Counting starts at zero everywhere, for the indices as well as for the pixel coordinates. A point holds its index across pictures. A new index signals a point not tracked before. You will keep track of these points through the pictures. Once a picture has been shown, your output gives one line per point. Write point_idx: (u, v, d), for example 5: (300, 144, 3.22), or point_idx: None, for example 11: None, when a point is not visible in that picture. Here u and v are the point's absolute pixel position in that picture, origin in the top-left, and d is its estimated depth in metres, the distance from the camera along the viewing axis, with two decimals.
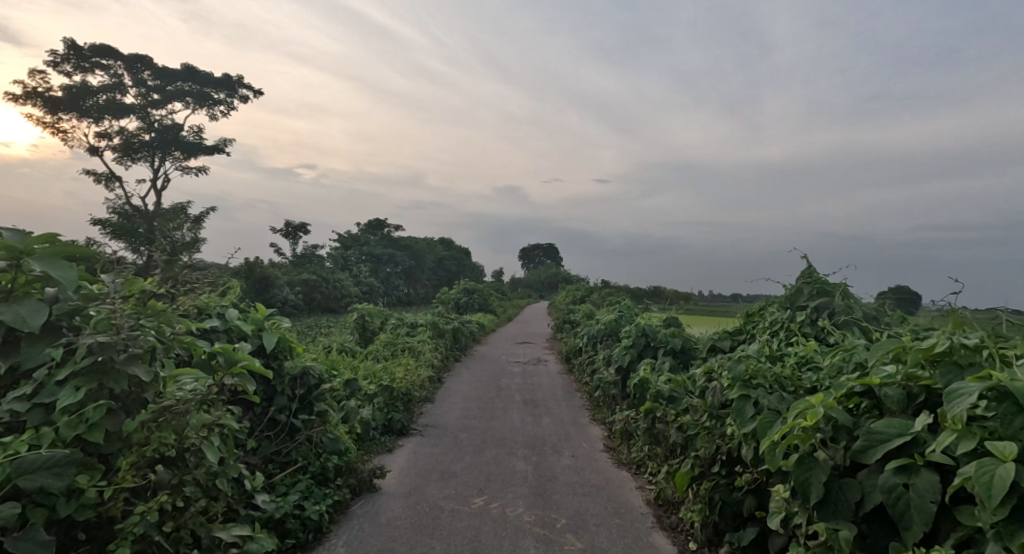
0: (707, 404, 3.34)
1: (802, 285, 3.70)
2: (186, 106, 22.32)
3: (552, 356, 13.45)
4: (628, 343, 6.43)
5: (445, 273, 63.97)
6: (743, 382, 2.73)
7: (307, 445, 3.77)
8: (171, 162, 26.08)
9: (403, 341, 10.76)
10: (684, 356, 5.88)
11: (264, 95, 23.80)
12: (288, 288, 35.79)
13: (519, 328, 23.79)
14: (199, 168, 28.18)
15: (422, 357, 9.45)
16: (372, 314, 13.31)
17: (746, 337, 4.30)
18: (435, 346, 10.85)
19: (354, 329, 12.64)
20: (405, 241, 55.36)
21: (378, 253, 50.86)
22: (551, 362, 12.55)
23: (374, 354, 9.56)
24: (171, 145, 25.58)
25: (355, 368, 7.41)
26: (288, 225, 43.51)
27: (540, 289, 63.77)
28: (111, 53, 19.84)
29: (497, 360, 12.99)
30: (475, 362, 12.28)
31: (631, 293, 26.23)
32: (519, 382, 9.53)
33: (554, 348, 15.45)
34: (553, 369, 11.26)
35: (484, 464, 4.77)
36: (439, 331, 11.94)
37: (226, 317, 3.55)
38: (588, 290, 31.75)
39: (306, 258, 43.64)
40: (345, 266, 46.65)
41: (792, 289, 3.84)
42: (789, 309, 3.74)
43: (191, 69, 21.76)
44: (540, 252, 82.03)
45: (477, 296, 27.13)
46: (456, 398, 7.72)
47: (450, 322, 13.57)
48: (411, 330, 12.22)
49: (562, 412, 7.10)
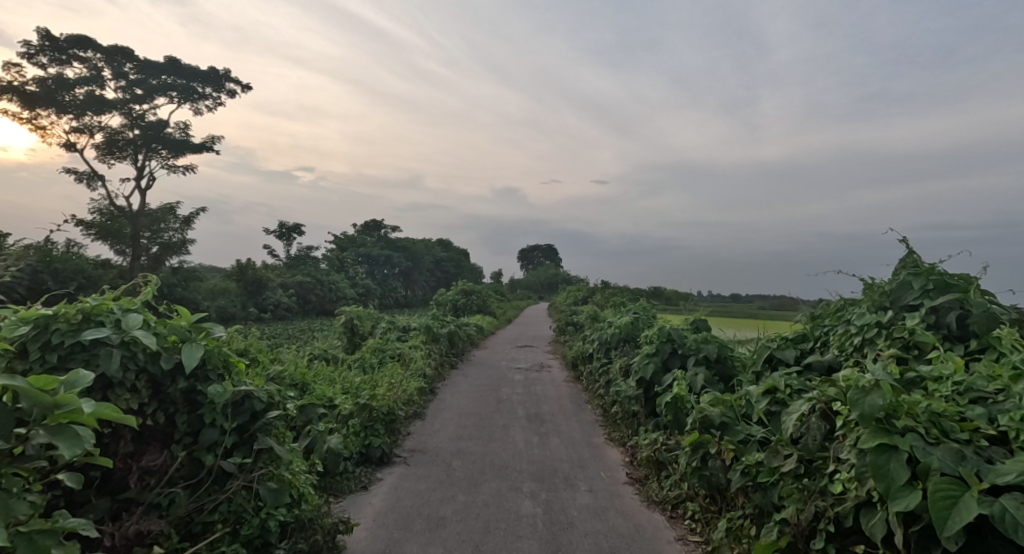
0: (780, 438, 2.53)
1: (911, 279, 3.03)
2: (170, 101, 21.37)
3: (556, 361, 12.50)
4: (651, 350, 5.49)
5: (443, 275, 63.06)
6: (879, 423, 2.01)
7: (244, 495, 2.85)
8: (157, 161, 25.13)
9: (395, 346, 9.86)
10: (720, 367, 4.97)
11: (251, 89, 22.89)
12: (282, 290, 34.84)
13: (520, 330, 22.87)
14: (188, 167, 27.24)
15: (413, 366, 8.52)
16: (363, 317, 12.41)
17: (817, 345, 3.44)
18: (429, 351, 9.96)
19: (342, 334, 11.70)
20: (402, 242, 54.39)
21: (375, 254, 49.85)
22: (555, 368, 11.61)
23: (362, 362, 8.68)
24: (157, 142, 24.64)
25: (332, 381, 6.44)
26: (282, 226, 42.51)
27: (539, 290, 62.84)
28: (89, 44, 18.88)
29: (497, 366, 12.01)
30: (473, 368, 11.27)
31: (635, 293, 25.35)
32: (521, 391, 8.57)
33: (557, 353, 14.53)
34: (558, 377, 10.31)
35: (481, 506, 3.82)
36: (433, 336, 10.99)
37: (123, 324, 2.61)
38: (590, 290, 30.85)
39: (300, 260, 42.66)
40: (340, 268, 45.68)
41: (891, 284, 3.16)
42: (889, 310, 3.06)
43: (175, 61, 20.83)
44: (539, 252, 81.10)
45: (475, 297, 26.19)
46: (449, 414, 6.74)
47: (446, 325, 12.64)
48: (403, 334, 11.32)
49: (573, 430, 6.15)
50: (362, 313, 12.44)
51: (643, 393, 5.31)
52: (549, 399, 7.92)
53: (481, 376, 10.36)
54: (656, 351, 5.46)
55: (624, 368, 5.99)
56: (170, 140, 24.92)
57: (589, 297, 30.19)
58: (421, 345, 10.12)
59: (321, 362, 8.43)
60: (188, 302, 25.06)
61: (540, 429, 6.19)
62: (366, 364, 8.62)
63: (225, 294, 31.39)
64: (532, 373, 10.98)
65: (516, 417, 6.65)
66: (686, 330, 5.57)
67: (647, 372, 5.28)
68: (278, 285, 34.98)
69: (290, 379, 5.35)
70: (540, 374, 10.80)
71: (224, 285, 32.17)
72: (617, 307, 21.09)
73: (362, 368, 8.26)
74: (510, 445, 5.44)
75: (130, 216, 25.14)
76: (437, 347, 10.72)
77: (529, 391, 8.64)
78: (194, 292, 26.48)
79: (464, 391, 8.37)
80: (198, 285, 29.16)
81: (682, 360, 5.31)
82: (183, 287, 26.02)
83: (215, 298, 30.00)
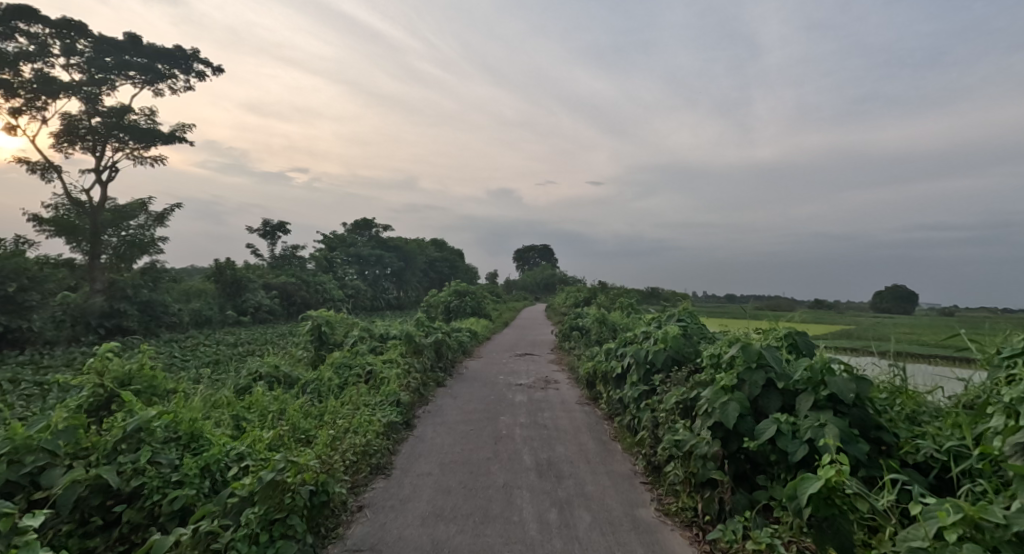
0: None
1: None
2: (130, 82, 19.23)
3: (563, 376, 10.57)
4: (729, 384, 3.56)
5: (436, 276, 61.21)
6: None
7: None
8: (122, 151, 23.19)
9: (365, 361, 7.93)
10: (858, 416, 3.04)
11: (222, 71, 21.03)
12: (264, 292, 32.81)
13: (518, 334, 21.01)
14: (158, 158, 25.31)
15: (382, 392, 6.56)
16: (331, 323, 10.45)
17: None
18: (408, 367, 8.05)
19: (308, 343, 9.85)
20: (394, 242, 52.28)
21: (364, 253, 47.76)
22: (565, 385, 9.66)
23: (321, 384, 6.75)
24: (121, 130, 22.56)
25: (255, 428, 4.49)
26: (265, 223, 40.42)
27: (535, 291, 61.14)
28: (35, 16, 16.82)
29: (494, 381, 10.02)
30: (464, 386, 9.28)
31: (639, 294, 23.61)
32: (527, 422, 6.64)
33: (562, 363, 12.67)
34: (568, 397, 8.41)
35: None
36: (416, 347, 9.09)
37: None
38: (590, 290, 29.09)
39: (285, 260, 40.57)
40: (328, 268, 43.57)
41: None
42: None
43: (135, 38, 18.90)
44: (534, 253, 79.23)
45: (469, 299, 24.23)
46: (428, 465, 4.79)
47: (432, 330, 10.76)
48: (378, 344, 9.38)
49: (606, 496, 4.23)
50: (330, 317, 10.49)
51: (725, 451, 3.43)
52: (565, 436, 5.98)
53: (474, 397, 8.40)
54: (739, 384, 3.57)
55: (682, 405, 4.10)
56: (136, 128, 22.89)
57: (590, 299, 28.31)
58: (399, 359, 8.21)
59: (263, 388, 6.48)
60: (156, 304, 23.05)
61: (558, 492, 4.27)
62: (326, 387, 6.69)
63: (201, 296, 29.34)
64: (536, 391, 9.03)
65: (522, 471, 4.72)
66: (781, 352, 3.69)
67: (732, 420, 3.39)
68: (259, 286, 32.93)
69: (165, 431, 3.37)
70: (545, 393, 8.84)
71: (200, 286, 30.13)
72: (624, 310, 19.19)
73: (318, 396, 6.33)
74: (517, 531, 3.50)
75: (93, 212, 23.15)
76: (419, 361, 8.78)
77: (535, 422, 6.69)
78: (165, 295, 24.48)
79: (452, 424, 6.41)
80: (171, 286, 27.12)
81: (782, 398, 3.43)
82: (152, 288, 24.02)
83: (189, 301, 27.94)
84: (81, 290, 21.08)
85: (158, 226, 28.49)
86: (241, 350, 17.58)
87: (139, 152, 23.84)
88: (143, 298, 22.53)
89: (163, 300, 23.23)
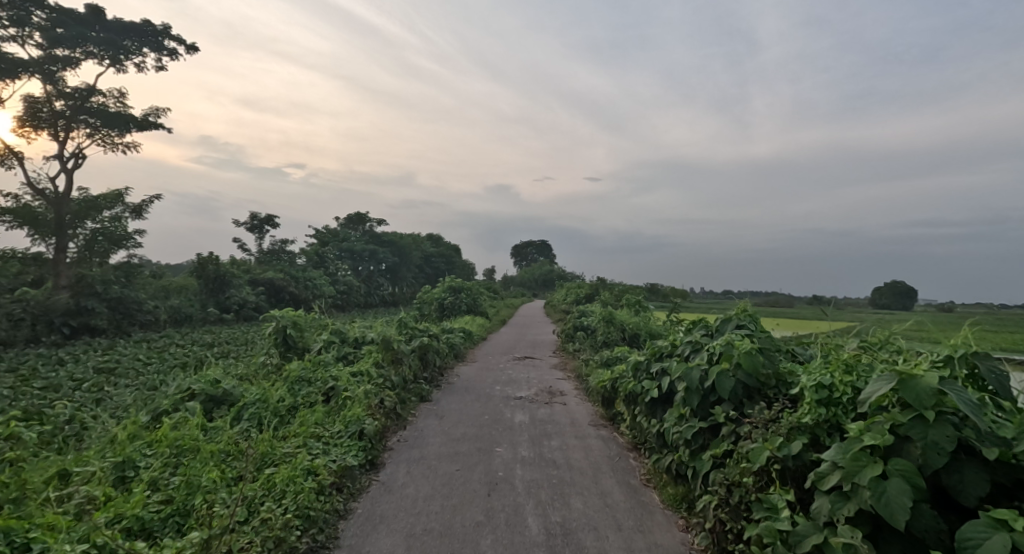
0: None
1: None
2: (94, 59, 17.54)
3: (571, 388, 9.10)
4: (879, 446, 2.12)
5: (432, 272, 59.69)
6: None
7: None
8: (92, 137, 21.60)
9: (330, 374, 6.41)
10: None
11: (197, 50, 19.37)
12: (250, 288, 31.19)
13: (518, 334, 19.57)
14: (132, 145, 23.71)
15: (342, 418, 5.05)
16: (297, 325, 8.90)
17: None
18: (383, 383, 6.54)
19: (277, 347, 8.55)
20: (388, 237, 50.65)
21: (357, 248, 46.21)
22: (575, 399, 8.18)
23: (266, 406, 5.23)
24: (86, 114, 21.04)
25: (124, 502, 2.99)
26: (253, 217, 38.84)
27: (532, 288, 59.70)
28: None
29: (491, 394, 8.53)
30: (454, 402, 7.78)
31: (647, 292, 22.12)
32: (531, 457, 5.15)
33: (567, 370, 11.21)
34: (579, 417, 6.92)
35: None
36: (396, 354, 7.59)
37: None
38: (593, 287, 27.63)
39: (274, 255, 38.96)
40: (319, 263, 41.94)
41: None
42: None
43: (98, 10, 17.21)
44: (531, 248, 77.70)
45: (465, 295, 22.66)
46: (389, 540, 3.30)
47: (418, 332, 9.31)
48: (350, 351, 7.84)
49: None
50: (298, 319, 8.95)
51: None
52: (581, 482, 4.48)
53: (465, 416, 6.90)
54: (902, 445, 2.11)
55: (781, 467, 2.63)
56: (103, 112, 21.34)
57: (592, 296, 26.81)
58: (373, 372, 6.69)
59: (187, 416, 4.95)
60: (129, 300, 21.41)
61: None
62: (273, 410, 5.18)
63: (182, 293, 27.71)
64: (541, 407, 7.54)
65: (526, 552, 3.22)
66: (966, 390, 2.21)
67: (901, 514, 1.95)
68: (245, 282, 31.30)
69: None
70: (551, 410, 7.35)
71: (181, 283, 28.52)
72: (632, 308, 17.70)
73: (258, 427, 4.82)
74: None
75: (60, 200, 21.41)
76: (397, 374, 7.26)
77: (541, 456, 5.20)
78: (139, 291, 22.88)
79: (433, 464, 4.90)
80: (147, 282, 25.52)
81: (989, 475, 1.98)
82: (125, 285, 22.45)
83: (168, 297, 26.36)
84: (44, 287, 19.50)
85: (134, 219, 27.24)
86: (215, 352, 16.18)
87: (111, 139, 22.23)
88: (114, 294, 20.80)
89: (137, 297, 21.61)
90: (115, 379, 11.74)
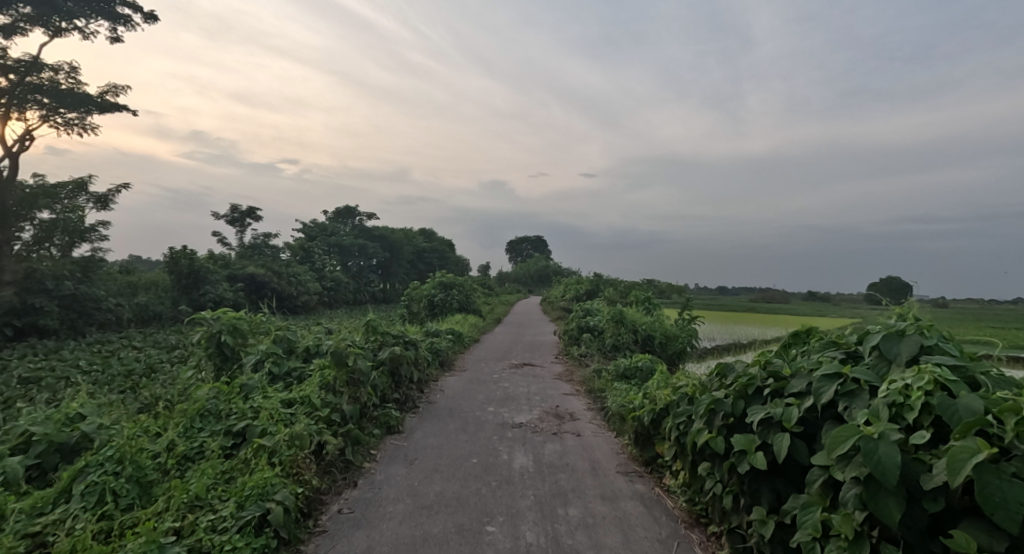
0: None
1: None
2: (34, 24, 15.48)
3: (582, 411, 7.31)
4: None
5: (425, 268, 57.82)
6: None
7: None
8: (45, 117, 19.56)
9: (252, 405, 4.50)
10: None
11: (156, 18, 17.35)
12: (228, 284, 29.14)
13: (514, 334, 17.80)
14: (92, 127, 21.71)
15: (237, 490, 3.15)
16: (235, 331, 7.00)
17: None
18: (326, 418, 4.66)
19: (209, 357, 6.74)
20: (379, 231, 48.61)
21: (346, 243, 44.21)
22: (592, 429, 6.37)
23: (121, 467, 3.31)
24: (37, 93, 18.99)
25: None
26: (235, 209, 36.78)
27: (528, 284, 57.96)
28: None
29: (482, 419, 6.69)
30: (432, 434, 5.92)
31: (655, 289, 20.35)
32: (540, 548, 3.29)
33: (574, 381, 9.44)
34: (598, 461, 5.10)
35: None
36: (351, 371, 5.57)
37: None
38: (594, 283, 25.86)
39: (256, 249, 36.87)
40: (305, 258, 39.93)
41: None
42: None
43: None
44: (527, 244, 76.06)
45: (456, 292, 20.79)
46: None
47: (390, 337, 7.47)
48: (295, 369, 5.96)
49: None
50: (236, 323, 7.05)
51: None
52: None
53: (444, 458, 5.04)
54: None
55: None
56: (53, 89, 19.20)
57: (593, 293, 25.04)
58: (317, 400, 4.79)
59: None
60: (85, 298, 19.33)
61: None
62: (130, 475, 3.26)
63: (151, 290, 25.63)
64: (548, 443, 5.72)
65: None
66: None
67: None
68: (223, 278, 29.19)
69: None
70: (560, 448, 5.52)
71: (151, 278, 26.44)
72: (641, 306, 15.89)
73: (88, 513, 2.90)
74: None
75: (8, 187, 19.38)
76: (352, 401, 5.36)
77: (556, 545, 3.33)
78: (99, 288, 20.84)
79: None
80: (110, 279, 23.42)
81: None
82: (82, 281, 20.39)
83: (136, 294, 24.35)
84: None
85: (99, 209, 25.18)
86: (170, 357, 14.23)
87: (67, 119, 20.17)
88: (67, 291, 18.78)
89: (94, 293, 19.56)
90: (34, 393, 9.85)
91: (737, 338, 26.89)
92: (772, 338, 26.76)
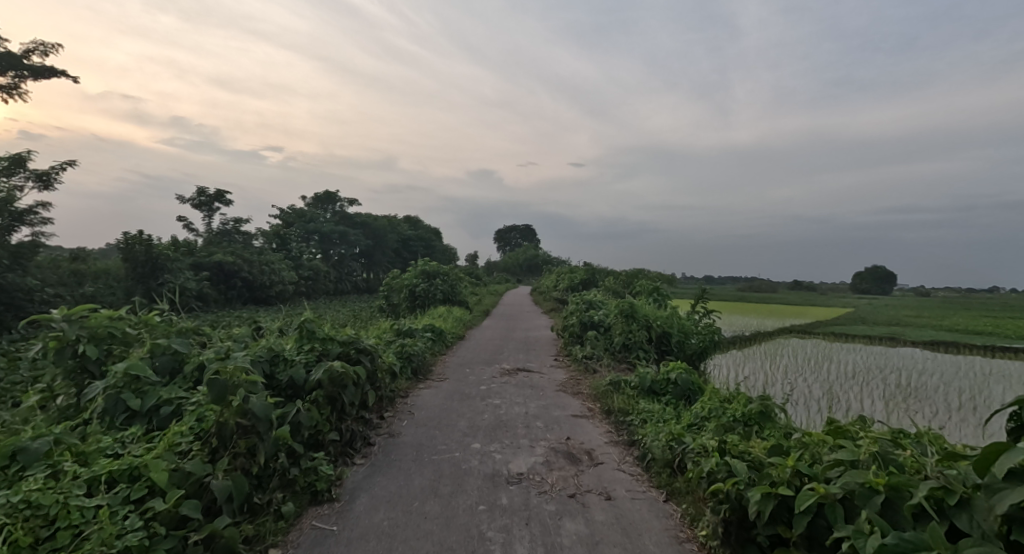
0: None
1: None
2: None
3: (601, 449, 5.18)
4: None
5: (410, 256, 55.36)
6: None
7: None
8: None
9: (11, 500, 2.33)
10: None
11: None
12: (191, 272, 26.61)
13: (505, 329, 15.75)
14: (25, 94, 19.08)
15: None
16: (107, 339, 4.85)
17: None
18: (161, 520, 2.52)
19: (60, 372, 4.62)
20: (361, 217, 46.02)
21: (325, 230, 41.69)
22: (624, 484, 4.28)
23: None
24: None
25: None
26: (202, 192, 34.05)
27: (516, 272, 55.76)
28: None
29: (462, 467, 4.57)
30: (383, 503, 3.79)
31: (660, 278, 18.37)
32: None
33: (584, 395, 7.38)
34: None
35: None
36: (242, 413, 3.27)
37: None
38: (591, 271, 23.77)
39: (226, 236, 34.25)
40: (281, 245, 37.42)
41: None
42: None
43: None
44: (515, 233, 74.01)
45: (440, 282, 18.59)
46: None
47: (335, 344, 5.36)
48: (170, 401, 3.75)
49: None
50: (109, 327, 4.89)
51: None
52: None
53: None
54: None
55: None
56: None
57: (589, 282, 22.97)
58: (164, 479, 2.64)
59: None
60: (12, 288, 16.83)
61: None
62: None
63: (101, 279, 23.01)
64: (563, 519, 3.63)
65: None
66: None
67: None
68: (186, 266, 26.67)
69: None
70: (583, 534, 3.42)
71: (104, 266, 23.83)
72: (650, 297, 13.87)
73: None
74: None
75: None
76: (236, 470, 3.14)
77: None
78: (32, 276, 18.29)
79: None
80: (48, 267, 20.74)
81: None
82: (12, 269, 17.81)
83: (83, 283, 21.80)
84: None
85: (40, 188, 22.50)
86: None
87: None
88: None
89: (25, 283, 17.06)
90: None
91: (742, 331, 24.98)
92: (779, 330, 24.90)
